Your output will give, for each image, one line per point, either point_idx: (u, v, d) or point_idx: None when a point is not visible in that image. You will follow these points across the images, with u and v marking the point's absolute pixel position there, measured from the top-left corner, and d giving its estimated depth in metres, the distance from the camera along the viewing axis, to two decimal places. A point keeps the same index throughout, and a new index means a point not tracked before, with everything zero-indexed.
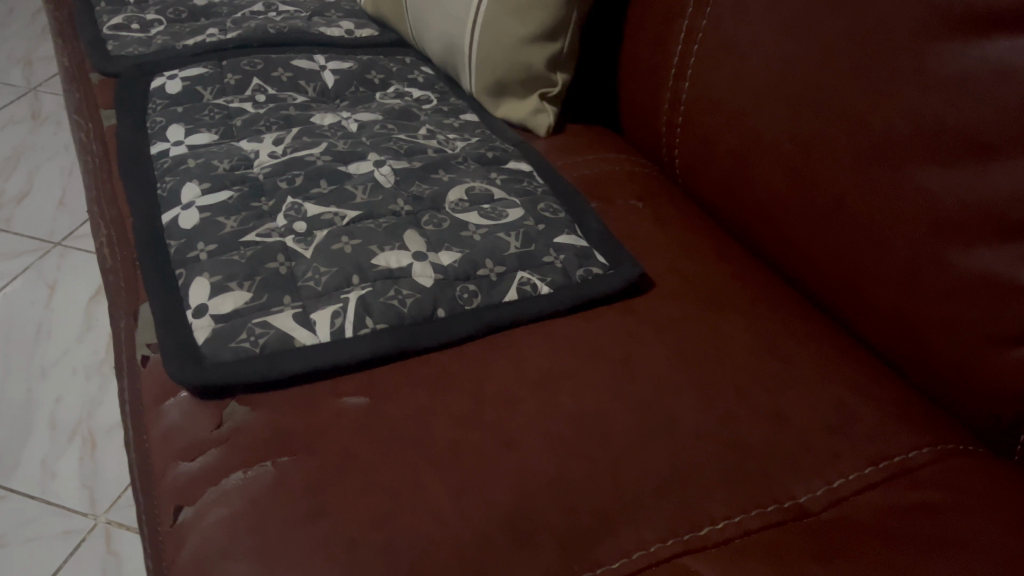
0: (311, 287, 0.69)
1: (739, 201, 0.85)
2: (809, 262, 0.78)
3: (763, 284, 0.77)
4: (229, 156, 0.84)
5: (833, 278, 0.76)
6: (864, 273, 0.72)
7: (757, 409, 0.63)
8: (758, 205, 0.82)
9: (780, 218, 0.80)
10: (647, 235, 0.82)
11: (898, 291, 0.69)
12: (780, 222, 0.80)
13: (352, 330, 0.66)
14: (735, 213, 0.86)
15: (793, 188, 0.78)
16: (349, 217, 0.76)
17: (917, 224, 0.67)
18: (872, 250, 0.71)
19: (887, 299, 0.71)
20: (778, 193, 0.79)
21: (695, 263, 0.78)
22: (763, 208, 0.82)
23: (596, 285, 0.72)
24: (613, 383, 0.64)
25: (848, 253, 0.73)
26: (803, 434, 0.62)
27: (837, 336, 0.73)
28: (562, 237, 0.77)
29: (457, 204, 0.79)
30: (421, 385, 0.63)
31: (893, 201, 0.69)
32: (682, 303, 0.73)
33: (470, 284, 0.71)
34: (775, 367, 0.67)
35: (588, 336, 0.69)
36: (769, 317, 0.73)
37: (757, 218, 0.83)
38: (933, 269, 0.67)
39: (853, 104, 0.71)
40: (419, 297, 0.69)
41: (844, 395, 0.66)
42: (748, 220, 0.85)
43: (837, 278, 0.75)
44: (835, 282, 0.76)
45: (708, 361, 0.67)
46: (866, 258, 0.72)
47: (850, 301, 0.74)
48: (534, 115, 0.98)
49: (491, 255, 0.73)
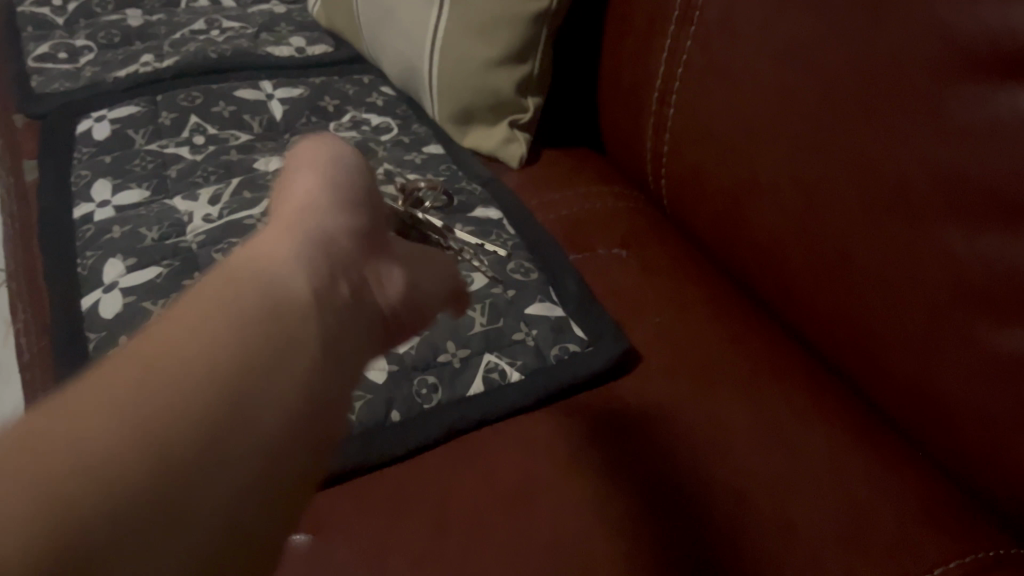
0: None
1: (737, 243, 0.75)
2: (812, 318, 0.68)
3: (760, 349, 0.68)
4: (159, 221, 0.75)
5: (842, 339, 0.66)
6: (878, 340, 0.62)
7: (756, 516, 0.56)
8: (754, 249, 0.73)
9: (779, 266, 0.70)
10: (632, 293, 0.72)
11: (915, 363, 0.60)
12: (784, 274, 0.70)
13: None
14: (729, 254, 0.77)
15: (794, 240, 0.68)
16: None
17: (936, 290, 0.57)
18: (885, 316, 0.61)
19: (904, 372, 0.61)
20: (777, 238, 0.70)
21: (688, 329, 0.69)
22: (762, 256, 0.72)
23: (574, 367, 0.63)
24: (596, 498, 0.56)
25: (857, 317, 0.64)
26: (812, 550, 0.54)
27: (850, 414, 0.63)
28: (534, 307, 0.68)
29: None
30: (377, 512, 0.55)
31: (907, 265, 0.59)
32: (674, 385, 0.64)
33: (428, 376, 0.62)
34: (778, 466, 0.59)
35: (566, 433, 0.60)
36: (769, 393, 0.64)
37: (754, 262, 0.73)
38: (953, 345, 0.57)
39: (857, 147, 0.61)
40: (371, 399, 0.60)
41: (859, 492, 0.57)
42: (747, 266, 0.75)
43: (846, 341, 0.65)
44: (845, 346, 0.66)
45: (703, 463, 0.58)
46: (876, 322, 0.62)
47: (861, 366, 0.65)
48: (504, 145, 0.87)
49: (452, 336, 0.65)
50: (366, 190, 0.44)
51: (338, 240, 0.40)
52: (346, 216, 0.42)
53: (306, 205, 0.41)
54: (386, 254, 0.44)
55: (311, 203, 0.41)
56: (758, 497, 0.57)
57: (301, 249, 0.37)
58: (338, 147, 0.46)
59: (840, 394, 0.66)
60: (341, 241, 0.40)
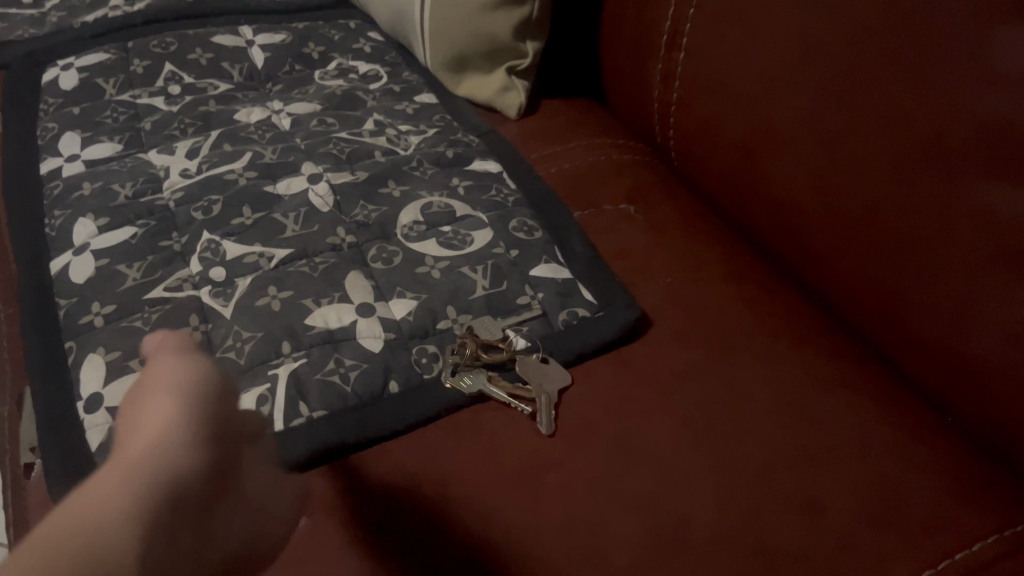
0: (231, 358, 0.56)
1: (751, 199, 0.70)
2: (832, 279, 0.64)
3: (777, 315, 0.63)
4: (133, 177, 0.69)
5: (864, 302, 0.62)
6: (904, 304, 0.58)
7: (778, 495, 0.52)
8: (769, 205, 0.68)
9: (796, 224, 0.66)
10: (642, 253, 0.67)
11: (944, 329, 0.56)
12: (801, 231, 0.65)
13: (283, 421, 0.53)
14: (741, 210, 0.72)
15: (815, 197, 0.63)
16: (278, 257, 0.62)
17: (969, 252, 0.53)
18: (912, 278, 0.57)
19: (932, 337, 0.57)
20: (795, 194, 0.65)
21: (701, 292, 0.64)
22: (778, 212, 0.67)
23: (583, 334, 0.59)
24: (609, 475, 0.52)
25: (881, 279, 0.59)
26: (840, 529, 0.51)
27: (875, 382, 0.60)
28: (540, 268, 0.63)
29: (411, 229, 0.65)
30: (376, 491, 0.51)
31: (938, 223, 0.54)
32: (689, 351, 0.60)
33: (429, 344, 0.58)
34: (799, 441, 0.55)
35: (576, 405, 0.56)
36: (789, 360, 0.60)
37: (769, 219, 0.69)
38: (985, 310, 0.52)
39: (888, 94, 0.56)
40: (367, 369, 0.56)
41: (886, 466, 0.54)
42: (761, 225, 0.70)
43: (869, 304, 0.61)
44: (868, 309, 0.61)
45: (721, 437, 0.55)
46: (903, 285, 0.58)
47: (885, 330, 0.61)
48: (501, 93, 0.82)
49: (452, 300, 0.60)
50: (215, 428, 0.37)
51: (182, 503, 0.34)
52: (199, 462, 0.35)
53: (135, 466, 0.33)
54: (237, 498, 0.37)
55: (154, 463, 0.34)
56: (779, 472, 0.53)
57: (124, 538, 0.31)
58: (195, 371, 0.38)
59: (864, 359, 0.62)
60: (183, 506, 0.34)
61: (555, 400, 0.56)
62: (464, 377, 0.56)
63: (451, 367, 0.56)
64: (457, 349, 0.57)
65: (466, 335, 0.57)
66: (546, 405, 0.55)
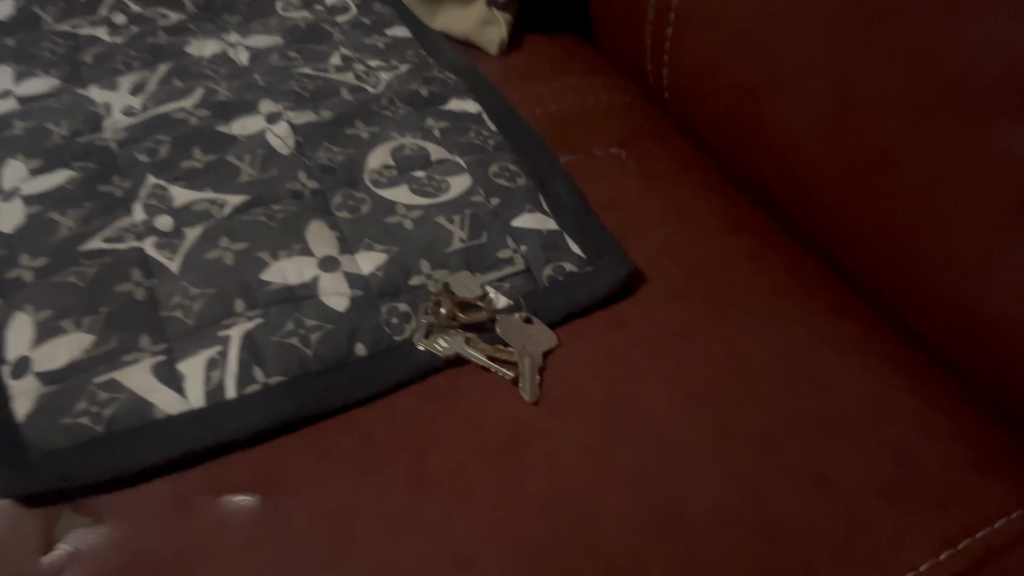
0: (179, 318, 0.50)
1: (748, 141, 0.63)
2: (828, 228, 0.57)
3: (781, 269, 0.58)
4: (71, 115, 0.62)
5: (863, 255, 0.55)
6: (908, 258, 0.51)
7: (784, 467, 0.47)
8: (764, 146, 0.61)
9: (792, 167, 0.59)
10: (636, 202, 0.61)
11: (954, 290, 0.49)
12: (804, 177, 0.58)
13: (235, 388, 0.48)
14: (738, 155, 0.64)
15: (818, 136, 0.55)
16: (231, 204, 0.55)
17: (987, 203, 0.46)
18: (921, 231, 0.50)
19: (942, 297, 0.50)
20: (792, 132, 0.58)
21: (699, 244, 0.58)
22: (776, 155, 0.60)
23: (570, 292, 0.54)
24: (600, 448, 0.47)
25: (883, 230, 0.52)
26: (851, 507, 0.45)
27: (880, 342, 0.54)
28: (522, 218, 0.57)
29: (380, 174, 0.58)
30: (340, 467, 0.45)
31: (957, 172, 0.47)
32: (687, 309, 0.54)
33: (400, 302, 0.52)
34: (805, 409, 0.49)
35: (563, 370, 0.50)
36: (796, 317, 0.54)
37: (764, 162, 0.62)
38: (1004, 271, 0.46)
39: (909, 16, 0.48)
40: (330, 330, 0.50)
41: (898, 435, 0.49)
42: (758, 167, 0.63)
43: (869, 258, 0.54)
44: (868, 263, 0.55)
45: (721, 404, 0.49)
46: (908, 237, 0.51)
47: (886, 287, 0.54)
48: (482, 28, 0.76)
49: (426, 254, 0.54)
50: None
51: None
52: None
53: None
54: None
55: None
56: (785, 442, 0.48)
57: None
58: None
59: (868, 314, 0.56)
60: None
61: (539, 363, 0.50)
62: (438, 339, 0.50)
63: (424, 328, 0.51)
64: (430, 308, 0.51)
65: (441, 293, 0.52)
66: (529, 369, 0.49)
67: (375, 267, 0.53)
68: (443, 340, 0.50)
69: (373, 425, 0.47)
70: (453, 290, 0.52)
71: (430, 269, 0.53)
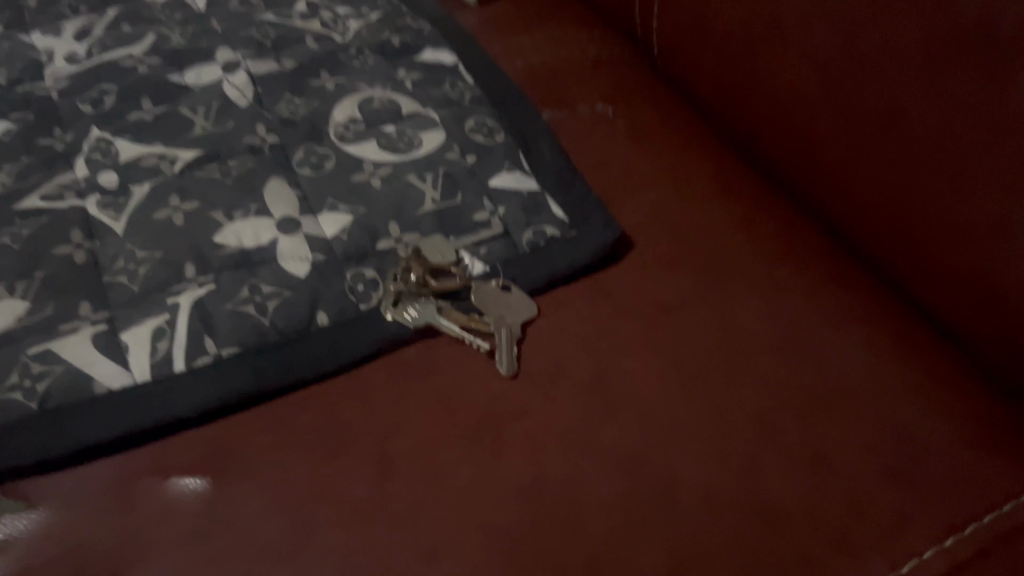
0: (123, 284, 0.46)
1: (742, 97, 0.57)
2: (821, 187, 0.53)
3: (777, 232, 0.53)
4: (9, 62, 0.57)
5: (858, 216, 0.51)
6: (910, 220, 0.47)
7: (780, 447, 0.43)
8: (751, 96, 0.56)
9: (782, 120, 0.54)
10: (624, 162, 0.57)
11: (960, 254, 0.45)
12: (801, 133, 0.53)
13: (184, 360, 0.43)
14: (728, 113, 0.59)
15: (813, 85, 0.50)
16: (183, 160, 0.51)
17: (1002, 161, 0.41)
18: (926, 190, 0.45)
19: (948, 262, 0.46)
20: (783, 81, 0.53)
21: (689, 207, 0.54)
22: (774, 111, 0.54)
23: (552, 258, 0.50)
24: (583, 427, 0.43)
25: (883, 188, 0.48)
26: (851, 488, 0.42)
27: (880, 308, 0.50)
28: (500, 177, 0.53)
29: (346, 129, 0.54)
30: (299, 447, 0.41)
31: (971, 125, 0.42)
32: (678, 277, 0.50)
33: (367, 268, 0.48)
34: (802, 383, 0.46)
35: (544, 343, 0.47)
36: (794, 284, 0.50)
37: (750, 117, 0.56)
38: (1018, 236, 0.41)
39: None
40: (288, 297, 0.46)
41: (901, 411, 0.45)
42: (754, 125, 0.56)
43: (866, 218, 0.50)
44: (865, 223, 0.50)
45: (712, 379, 0.46)
46: (910, 197, 0.46)
47: (884, 249, 0.50)
48: None
49: (395, 215, 0.50)
50: None
51: None
52: None
53: None
54: None
55: None
56: (781, 420, 0.44)
57: None
58: None
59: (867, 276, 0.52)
60: None
61: (516, 335, 0.46)
62: (408, 308, 0.46)
63: (392, 297, 0.46)
64: (399, 274, 0.47)
65: (411, 258, 0.47)
66: (507, 341, 0.45)
67: (339, 230, 0.49)
68: (411, 308, 0.46)
69: (336, 402, 0.43)
70: (424, 255, 0.47)
71: (400, 233, 0.49)
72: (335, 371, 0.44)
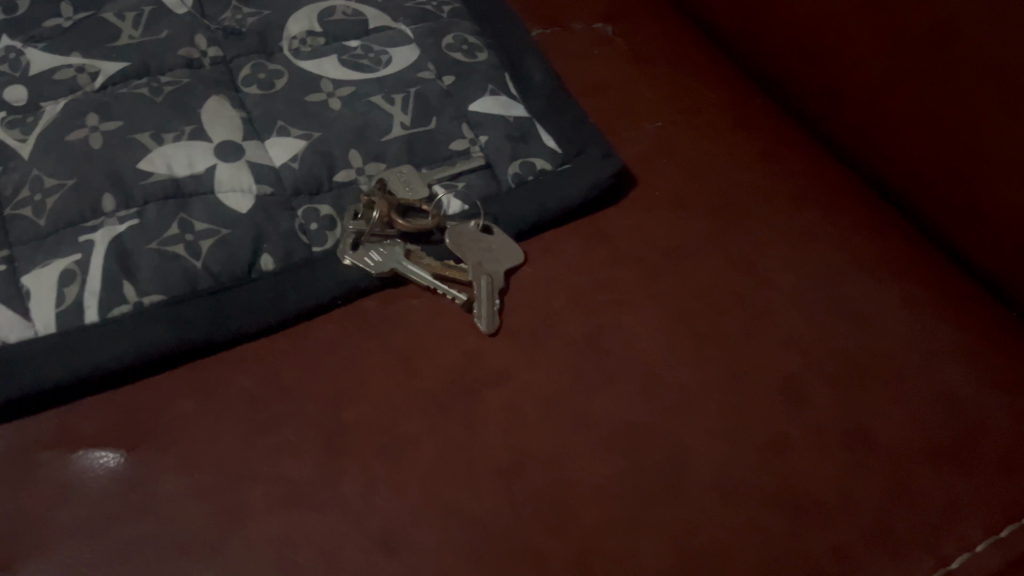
0: (27, 218, 0.38)
1: (757, 11, 0.47)
2: (841, 115, 0.44)
3: (801, 171, 0.46)
4: None
5: (885, 149, 0.42)
6: (948, 158, 0.39)
7: (807, 421, 0.36)
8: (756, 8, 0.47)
9: (793, 36, 0.45)
10: (626, 87, 0.49)
11: (1009, 199, 0.37)
12: (818, 55, 0.44)
13: (97, 309, 0.36)
14: (732, 31, 0.50)
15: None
16: (106, 74, 0.43)
17: None
18: (970, 123, 0.37)
19: (995, 208, 0.38)
20: None
21: (703, 142, 0.47)
22: (792, 29, 0.45)
23: (541, 195, 0.42)
24: (576, 394, 0.36)
25: (916, 118, 0.40)
26: (892, 469, 0.35)
27: (913, 257, 0.42)
28: (482, 102, 0.45)
29: (302, 42, 0.46)
30: (235, 416, 0.34)
31: None
32: (688, 220, 0.43)
33: (322, 204, 0.40)
34: (836, 346, 0.39)
35: (531, 293, 0.39)
36: (821, 231, 0.43)
37: (755, 33, 0.48)
38: None
39: None
40: (227, 237, 0.38)
41: (946, 380, 0.38)
42: (771, 43, 0.47)
43: (894, 152, 0.42)
44: (893, 157, 0.42)
45: (728, 340, 0.39)
46: (949, 130, 0.38)
47: (915, 188, 0.42)
48: None
49: (357, 142, 0.42)
50: None
51: None
52: None
53: None
54: None
55: None
56: (809, 389, 0.37)
57: None
58: None
59: (895, 217, 0.44)
60: None
61: (499, 285, 0.39)
62: (369, 252, 0.39)
63: (351, 238, 0.39)
64: (360, 212, 0.40)
65: (375, 192, 0.39)
66: (486, 292, 0.38)
67: (290, 160, 0.41)
68: (373, 256, 0.38)
69: (283, 362, 0.36)
70: (390, 188, 0.39)
71: (362, 166, 0.42)
72: (281, 325, 0.37)
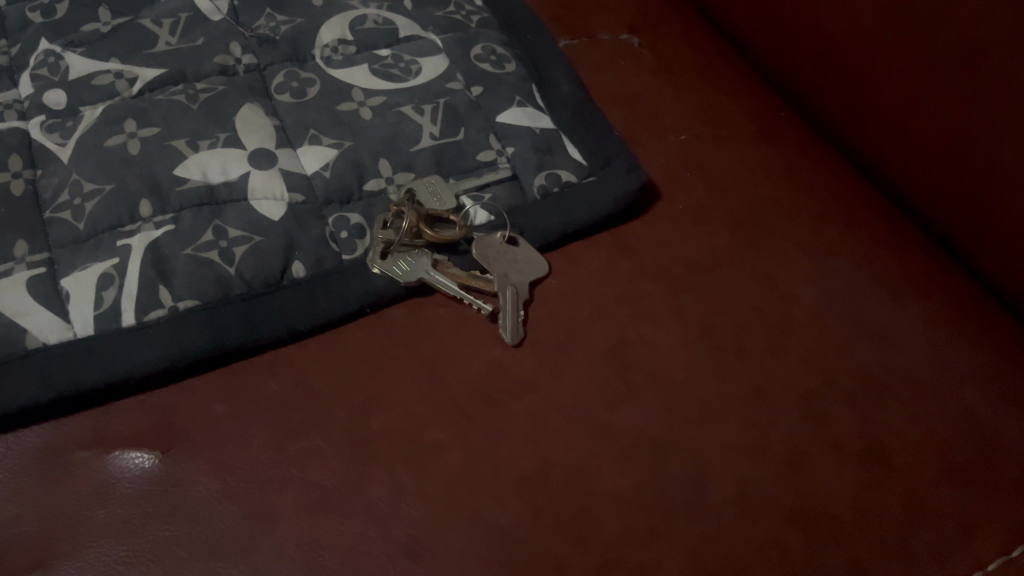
0: (67, 221, 0.39)
1: (783, 26, 0.47)
2: (865, 132, 0.45)
3: (824, 185, 0.46)
4: None
5: (908, 169, 0.43)
6: (970, 183, 0.39)
7: (825, 438, 0.37)
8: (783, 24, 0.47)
9: (819, 55, 0.45)
10: (651, 99, 0.50)
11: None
12: (843, 76, 0.44)
13: (134, 314, 0.37)
14: (758, 44, 0.50)
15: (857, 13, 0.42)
16: (144, 80, 0.44)
17: None
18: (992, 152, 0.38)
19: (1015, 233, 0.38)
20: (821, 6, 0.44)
21: (727, 155, 0.47)
22: (818, 48, 0.45)
23: (566, 207, 0.43)
24: (598, 406, 0.37)
25: (938, 142, 0.40)
26: (907, 486, 0.36)
27: (933, 275, 0.43)
28: (509, 113, 0.46)
29: (334, 51, 0.47)
30: (266, 421, 0.35)
31: None
32: (711, 234, 0.44)
33: (352, 213, 0.41)
34: (855, 362, 0.39)
35: (555, 304, 0.40)
36: (843, 247, 0.44)
37: (781, 48, 0.48)
38: None
39: None
40: (260, 244, 0.39)
41: (963, 399, 0.39)
42: (797, 59, 0.47)
43: (917, 173, 0.42)
44: (917, 178, 0.43)
45: (748, 356, 0.39)
46: (971, 156, 0.39)
47: (938, 208, 0.42)
48: None
49: (387, 152, 0.43)
50: None
51: None
52: None
53: None
54: None
55: None
56: (827, 405, 0.38)
57: None
58: None
59: (917, 234, 0.45)
60: None
61: (524, 296, 0.40)
62: (398, 261, 0.40)
63: (380, 247, 0.40)
64: (390, 222, 0.40)
65: (405, 203, 0.40)
66: (511, 304, 0.39)
67: (322, 169, 0.42)
68: (404, 266, 0.39)
69: (312, 368, 0.37)
70: (421, 200, 0.40)
71: (392, 178, 0.42)
72: (311, 331, 0.38)
